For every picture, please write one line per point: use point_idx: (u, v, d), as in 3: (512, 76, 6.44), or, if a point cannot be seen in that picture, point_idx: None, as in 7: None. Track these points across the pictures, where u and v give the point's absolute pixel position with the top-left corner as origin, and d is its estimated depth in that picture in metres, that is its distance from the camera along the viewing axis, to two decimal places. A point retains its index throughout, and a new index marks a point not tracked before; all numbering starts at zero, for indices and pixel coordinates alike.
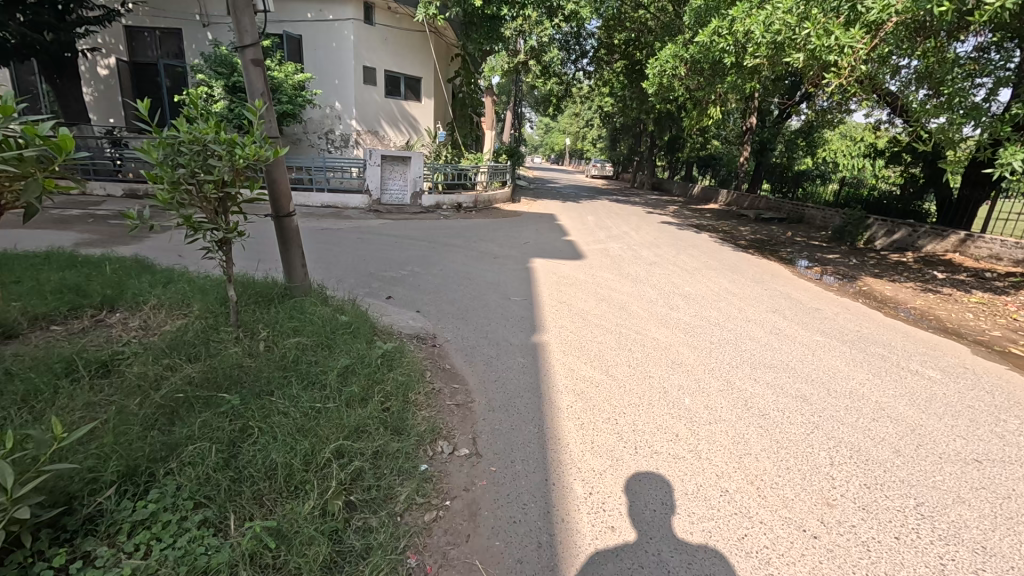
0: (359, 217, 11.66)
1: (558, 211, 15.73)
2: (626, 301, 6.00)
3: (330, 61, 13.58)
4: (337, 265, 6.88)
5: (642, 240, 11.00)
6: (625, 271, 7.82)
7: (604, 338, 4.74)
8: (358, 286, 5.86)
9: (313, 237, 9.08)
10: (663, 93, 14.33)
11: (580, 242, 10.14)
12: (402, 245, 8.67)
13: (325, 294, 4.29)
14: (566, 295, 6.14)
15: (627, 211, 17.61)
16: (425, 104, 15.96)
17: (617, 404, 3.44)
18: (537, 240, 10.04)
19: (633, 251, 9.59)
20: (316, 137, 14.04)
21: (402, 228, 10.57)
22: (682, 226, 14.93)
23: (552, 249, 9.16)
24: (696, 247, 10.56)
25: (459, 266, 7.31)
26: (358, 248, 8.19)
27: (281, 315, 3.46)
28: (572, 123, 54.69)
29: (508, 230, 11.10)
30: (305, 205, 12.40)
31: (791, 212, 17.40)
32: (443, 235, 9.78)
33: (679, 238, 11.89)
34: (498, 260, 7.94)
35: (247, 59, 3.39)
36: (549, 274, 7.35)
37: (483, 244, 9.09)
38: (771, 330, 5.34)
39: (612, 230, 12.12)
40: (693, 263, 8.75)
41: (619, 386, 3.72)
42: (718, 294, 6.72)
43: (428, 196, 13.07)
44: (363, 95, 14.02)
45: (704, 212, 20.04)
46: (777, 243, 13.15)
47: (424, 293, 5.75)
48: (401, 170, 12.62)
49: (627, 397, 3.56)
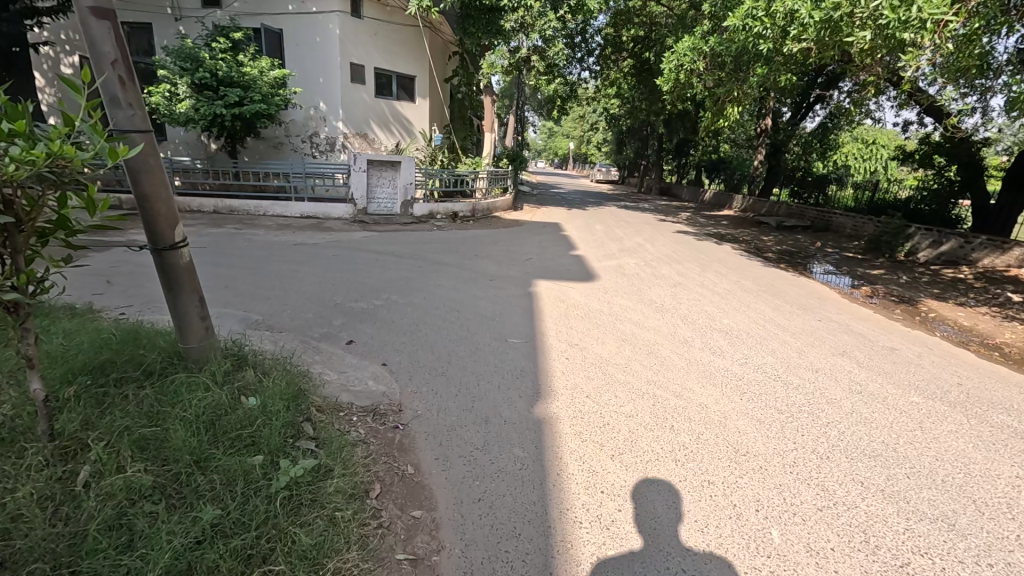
0: (343, 228, 10.44)
1: (564, 219, 14.50)
2: (654, 343, 4.72)
3: (314, 57, 12.41)
4: (296, 294, 5.65)
5: (660, 253, 9.76)
6: (648, 294, 6.56)
7: (634, 406, 3.47)
8: (315, 326, 4.65)
9: (285, 254, 7.89)
10: (679, 91, 13.18)
11: (591, 258, 8.89)
12: (383, 264, 7.44)
13: (241, 359, 3.05)
14: (580, 333, 4.87)
15: (638, 219, 16.40)
16: (420, 105, 14.74)
17: (652, 522, 2.38)
18: (541, 255, 8.82)
19: (653, 268, 8.33)
20: (299, 140, 12.86)
21: (391, 241, 9.36)
22: (699, 236, 13.68)
23: (559, 267, 7.91)
24: (722, 262, 9.30)
25: (448, 291, 6.06)
26: (331, 268, 6.99)
27: (141, 412, 2.25)
28: (575, 128, 53.64)
29: (508, 243, 9.86)
30: (283, 213, 11.17)
31: (816, 219, 16.14)
32: (435, 251, 8.55)
33: (700, 251, 10.64)
34: (495, 282, 6.68)
35: (82, 6, 2.17)
36: (557, 300, 6.08)
37: (480, 262, 7.85)
38: (852, 386, 4.05)
39: (625, 242, 10.89)
40: (724, 284, 7.46)
41: (656, 491, 2.60)
42: (765, 328, 5.43)
43: (422, 205, 11.83)
44: (350, 94, 12.84)
45: (720, 219, 18.80)
46: (807, 255, 11.86)
47: (396, 336, 4.52)
48: (390, 176, 11.36)
49: (668, 514, 2.44)
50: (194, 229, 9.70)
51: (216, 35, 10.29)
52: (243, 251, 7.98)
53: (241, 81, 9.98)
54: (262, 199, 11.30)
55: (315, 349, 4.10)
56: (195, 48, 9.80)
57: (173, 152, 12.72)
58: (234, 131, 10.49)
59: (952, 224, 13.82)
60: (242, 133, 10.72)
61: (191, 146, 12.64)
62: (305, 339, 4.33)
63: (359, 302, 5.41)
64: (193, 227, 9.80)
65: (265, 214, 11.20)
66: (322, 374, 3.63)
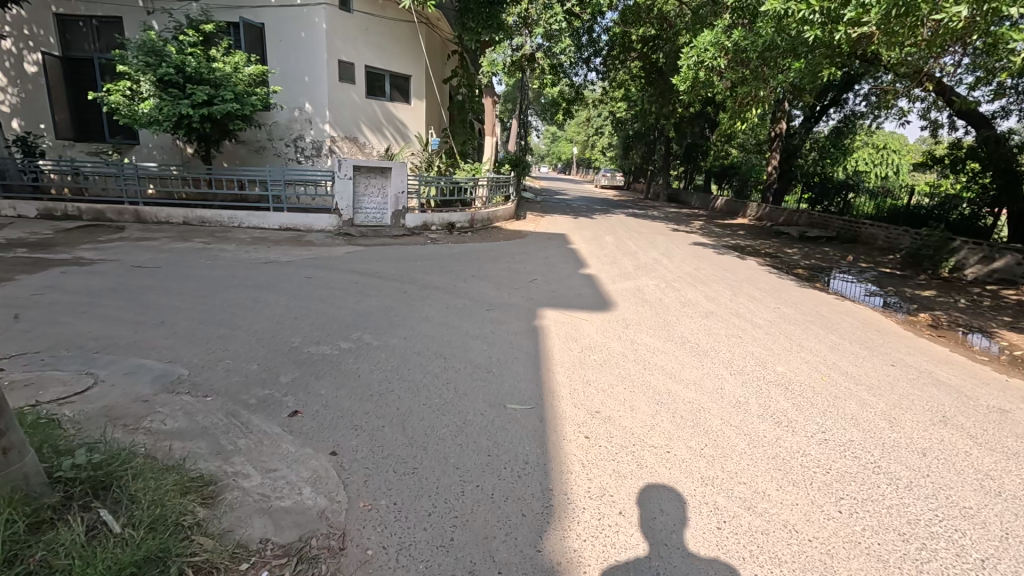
0: (326, 242, 9.37)
1: (571, 230, 13.39)
2: (699, 409, 3.60)
3: (298, 55, 11.43)
4: (245, 334, 4.57)
5: (682, 272, 8.63)
6: (678, 328, 5.44)
7: (691, 535, 2.37)
8: (254, 386, 3.56)
9: (252, 274, 6.84)
10: (697, 91, 12.12)
11: (604, 278, 7.79)
12: (363, 288, 6.36)
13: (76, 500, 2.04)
14: (600, 392, 3.78)
15: (650, 228, 15.33)
16: (416, 107, 13.68)
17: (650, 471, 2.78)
18: (548, 275, 7.74)
19: (677, 292, 7.21)
20: (283, 144, 11.87)
21: (378, 257, 8.30)
22: (719, 248, 12.57)
23: (569, 291, 6.80)
24: (753, 283, 8.19)
25: (435, 327, 4.98)
26: (301, 294, 5.94)
27: None
28: (579, 133, 52.69)
29: (511, 259, 8.78)
30: (260, 225, 10.11)
31: (841, 229, 15.02)
32: (428, 270, 7.50)
33: (724, 268, 9.53)
34: (493, 313, 5.59)
35: None
36: (567, 336, 4.99)
37: (477, 285, 6.77)
38: (985, 485, 2.91)
39: (640, 257, 9.77)
40: (765, 314, 6.32)
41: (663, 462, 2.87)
42: (833, 380, 4.30)
43: (414, 215, 10.70)
44: (337, 94, 11.83)
45: (736, 228, 17.69)
46: (840, 271, 10.74)
47: (359, 402, 3.41)
48: (380, 184, 10.27)
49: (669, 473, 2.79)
50: (158, 243, 8.66)
51: (185, 27, 9.25)
52: (205, 271, 6.95)
53: (211, 78, 8.91)
54: (239, 209, 10.25)
55: (243, 429, 3.00)
56: (159, 42, 8.82)
57: (146, 157, 11.72)
58: (207, 135, 9.50)
59: (985, 235, 12.57)
60: (216, 137, 9.75)
61: (166, 151, 11.66)
62: (234, 409, 3.24)
63: (321, 347, 4.33)
64: (156, 241, 8.75)
65: (242, 225, 10.11)
66: (237, 479, 2.53)
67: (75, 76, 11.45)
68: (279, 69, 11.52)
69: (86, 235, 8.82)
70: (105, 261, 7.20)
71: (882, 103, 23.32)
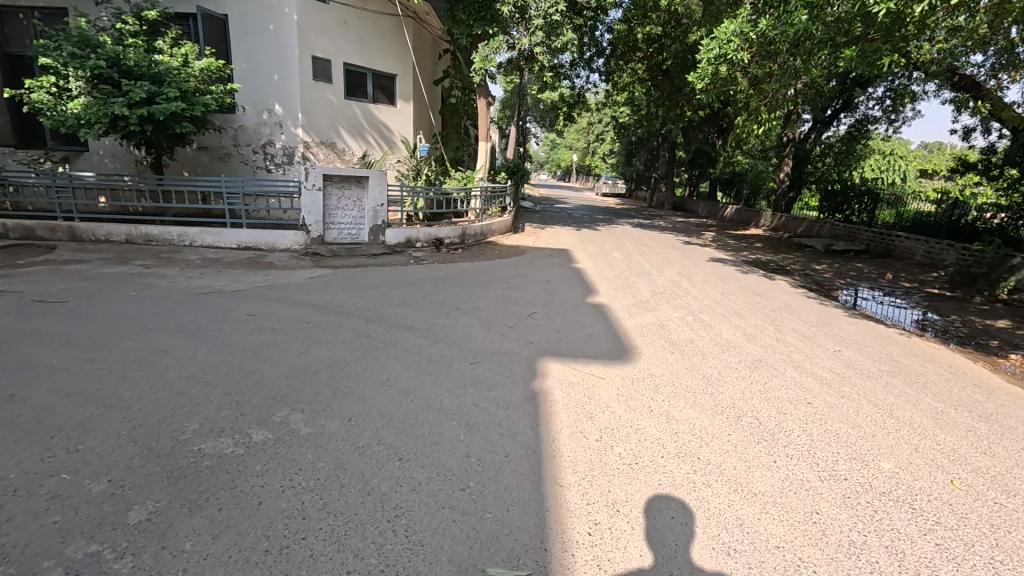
0: (290, 264, 8.00)
1: (575, 245, 12.06)
2: (798, 567, 2.25)
3: (267, 50, 10.20)
4: (121, 416, 3.20)
5: (708, 300, 7.28)
6: (723, 391, 4.07)
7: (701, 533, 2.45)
8: (76, 535, 2.20)
9: (182, 310, 5.51)
10: (715, 91, 10.85)
11: (617, 309, 6.45)
12: (317, 330, 5.04)
13: None
14: (636, 531, 2.43)
15: (660, 242, 14.01)
16: (403, 110, 12.40)
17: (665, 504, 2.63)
18: (550, 305, 6.39)
19: (709, 329, 5.85)
20: (250, 151, 10.57)
21: (348, 284, 6.95)
22: (739, 265, 11.25)
23: (576, 330, 5.45)
24: (797, 314, 6.85)
25: (396, 398, 3.63)
26: (232, 342, 4.59)
27: None
28: (579, 140, 51.69)
29: (508, 284, 7.44)
30: (215, 243, 8.50)
31: (870, 242, 13.70)
32: (405, 302, 6.16)
33: (756, 292, 8.20)
34: (479, 368, 4.25)
35: None
36: (577, 408, 3.64)
37: (463, 323, 5.42)
38: None
39: (656, 280, 8.43)
40: (828, 363, 4.95)
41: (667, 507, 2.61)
42: (972, 489, 2.93)
43: (395, 230, 9.33)
44: (311, 94, 10.59)
45: (751, 239, 16.37)
46: (884, 293, 9.40)
47: (241, 572, 2.06)
48: (355, 196, 8.92)
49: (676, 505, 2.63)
50: (87, 266, 7.32)
51: (125, 13, 7.98)
52: (124, 305, 5.60)
53: (152, 73, 7.61)
54: (195, 225, 8.90)
55: None
56: (92, 31, 7.55)
57: (96, 166, 10.43)
58: (154, 141, 8.22)
59: None
60: (165, 141, 8.46)
61: (118, 158, 10.38)
62: None
63: (219, 443, 2.96)
64: (88, 264, 7.40)
65: (194, 244, 8.48)
66: None
67: (14, 75, 10.13)
68: (245, 66, 10.22)
69: (5, 258, 7.48)
70: (5, 293, 5.87)
71: (896, 106, 22.45)
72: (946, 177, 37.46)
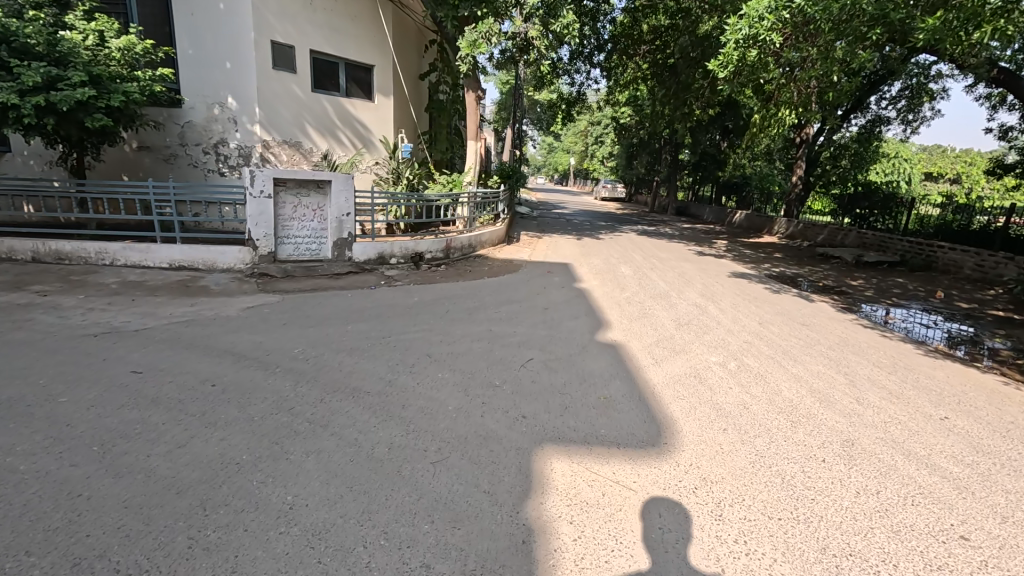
0: (229, 288, 6.50)
1: (577, 258, 10.60)
2: None
3: (217, 34, 8.76)
4: None
5: (747, 335, 5.81)
6: (826, 519, 2.59)
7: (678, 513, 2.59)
8: None
9: (45, 364, 4.00)
10: (739, 80, 9.43)
11: (637, 352, 4.98)
12: (227, 396, 3.58)
13: None
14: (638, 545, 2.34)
15: (672, 253, 12.54)
16: (381, 106, 10.93)
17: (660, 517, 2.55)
18: (551, 348, 4.89)
19: (762, 383, 4.38)
20: (200, 151, 9.09)
21: (293, 318, 5.46)
22: (766, 282, 9.78)
23: (588, 391, 3.96)
24: (863, 355, 5.38)
25: (292, 558, 2.14)
26: (80, 426, 3.08)
27: None
28: (578, 142, 50.41)
29: (497, 314, 5.96)
30: (142, 262, 6.99)
31: (903, 253, 12.28)
32: (359, 347, 4.66)
33: (799, 320, 6.74)
34: (443, 477, 2.76)
35: None
36: (601, 571, 2.18)
37: (430, 384, 3.94)
38: None
39: (677, 305, 6.95)
40: (946, 446, 3.48)
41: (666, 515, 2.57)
42: None
43: (364, 244, 7.84)
44: (271, 85, 9.13)
45: (769, 249, 14.91)
46: (944, 318, 7.93)
47: None
48: (315, 204, 7.43)
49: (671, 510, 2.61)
50: None
51: None
52: None
53: (56, 54, 6.17)
54: (123, 239, 7.39)
55: None
56: None
57: (19, 169, 8.89)
58: (66, 137, 6.73)
59: None
60: (84, 138, 6.97)
61: (45, 160, 8.85)
62: None
63: None
64: None
65: (118, 263, 6.97)
66: None
67: None
68: (191, 51, 8.74)
69: None
70: None
71: (914, 104, 21.17)
72: (952, 180, 36.58)
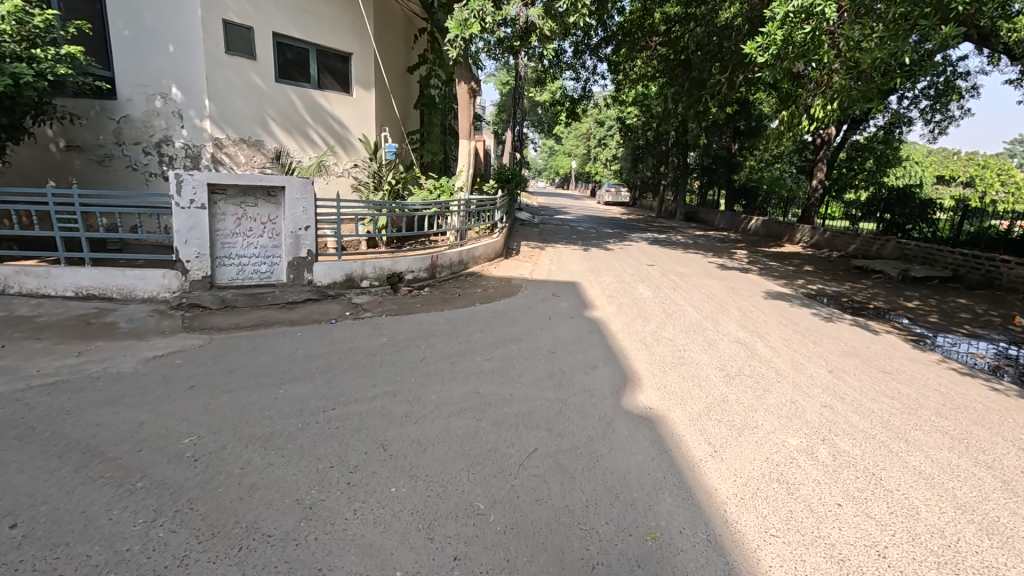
0: (145, 325, 5.06)
1: (586, 275, 9.14)
2: None
3: (159, 12, 7.33)
4: None
5: (825, 394, 4.31)
6: None
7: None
8: None
9: None
10: (778, 66, 7.96)
11: (685, 431, 3.48)
12: (13, 559, 2.09)
13: None
14: None
15: (691, 267, 11.07)
16: (360, 100, 9.50)
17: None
18: (564, 427, 3.42)
19: (885, 496, 2.88)
20: (140, 151, 7.65)
21: (207, 376, 3.98)
22: (811, 305, 8.29)
23: (624, 525, 2.48)
24: (995, 428, 3.88)
25: None
26: None
27: None
28: (579, 146, 49.04)
29: (487, 364, 4.49)
30: (41, 290, 5.54)
31: (956, 267, 10.76)
32: (283, 433, 3.17)
33: (879, 365, 5.24)
34: None
35: None
36: None
37: (373, 517, 2.45)
38: None
39: (718, 344, 5.49)
40: None
41: None
42: None
43: (326, 264, 6.36)
44: (224, 73, 7.73)
45: (796, 261, 13.42)
46: None
47: None
48: (265, 217, 6.00)
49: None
50: None
51: None
52: None
53: None
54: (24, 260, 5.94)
55: None
56: None
57: None
58: None
59: None
60: None
61: None
62: None
63: None
64: None
65: (10, 290, 5.52)
66: None
67: None
68: (127, 32, 7.28)
69: None
70: None
71: (940, 102, 19.75)
72: (964, 183, 34.89)
